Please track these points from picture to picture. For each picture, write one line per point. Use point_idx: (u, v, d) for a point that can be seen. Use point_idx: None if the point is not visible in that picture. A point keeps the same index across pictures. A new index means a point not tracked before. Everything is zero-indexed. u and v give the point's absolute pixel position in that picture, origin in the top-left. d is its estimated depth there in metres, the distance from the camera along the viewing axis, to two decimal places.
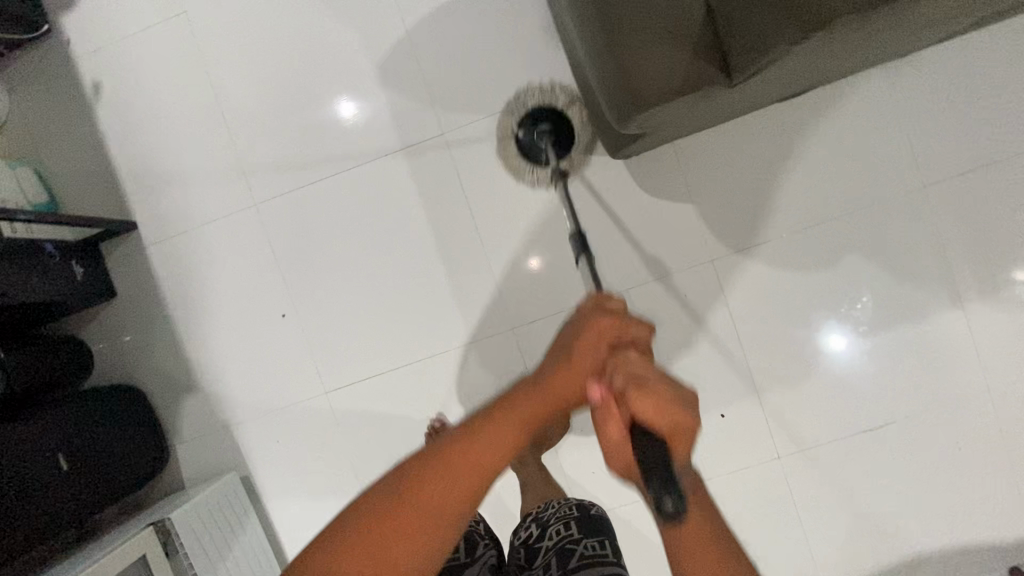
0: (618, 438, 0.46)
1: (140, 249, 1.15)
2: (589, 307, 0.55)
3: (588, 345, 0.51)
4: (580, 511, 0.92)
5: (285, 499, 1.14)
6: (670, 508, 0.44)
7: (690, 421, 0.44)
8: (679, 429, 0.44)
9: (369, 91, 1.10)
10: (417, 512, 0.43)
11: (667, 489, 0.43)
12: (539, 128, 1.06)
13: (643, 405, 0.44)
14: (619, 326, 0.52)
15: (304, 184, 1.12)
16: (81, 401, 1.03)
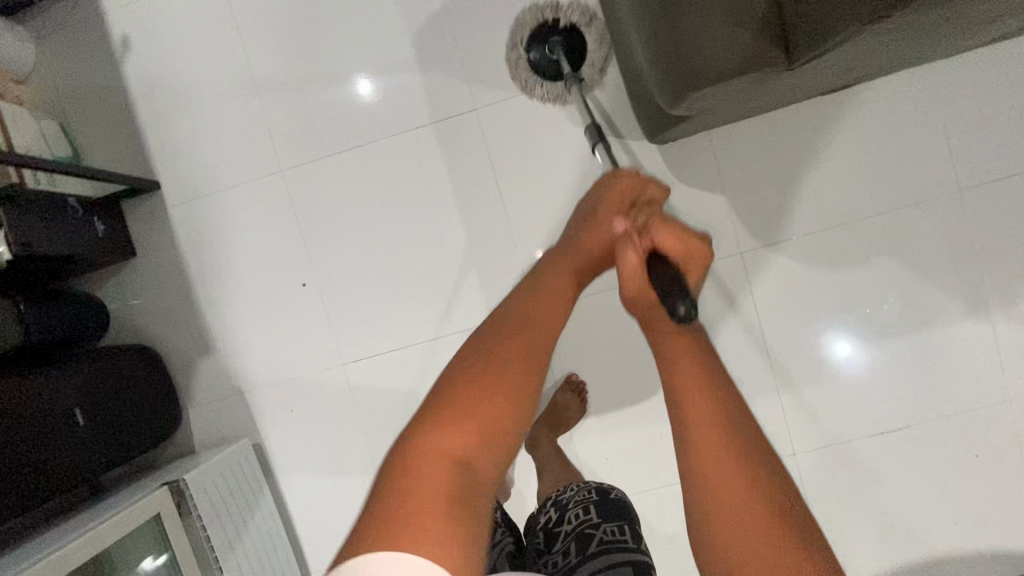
0: (636, 260, 0.58)
1: (161, 210, 1.14)
2: (610, 179, 0.71)
3: (612, 202, 0.67)
4: (598, 495, 0.92)
5: (297, 469, 1.14)
6: (682, 313, 0.52)
7: (701, 249, 0.61)
8: (689, 251, 0.61)
9: (403, 62, 1.08)
10: (493, 380, 0.43)
11: (682, 299, 0.53)
12: (551, 42, 1.03)
13: (661, 236, 0.60)
14: (636, 202, 0.66)
15: (332, 153, 1.11)
16: (97, 358, 1.02)
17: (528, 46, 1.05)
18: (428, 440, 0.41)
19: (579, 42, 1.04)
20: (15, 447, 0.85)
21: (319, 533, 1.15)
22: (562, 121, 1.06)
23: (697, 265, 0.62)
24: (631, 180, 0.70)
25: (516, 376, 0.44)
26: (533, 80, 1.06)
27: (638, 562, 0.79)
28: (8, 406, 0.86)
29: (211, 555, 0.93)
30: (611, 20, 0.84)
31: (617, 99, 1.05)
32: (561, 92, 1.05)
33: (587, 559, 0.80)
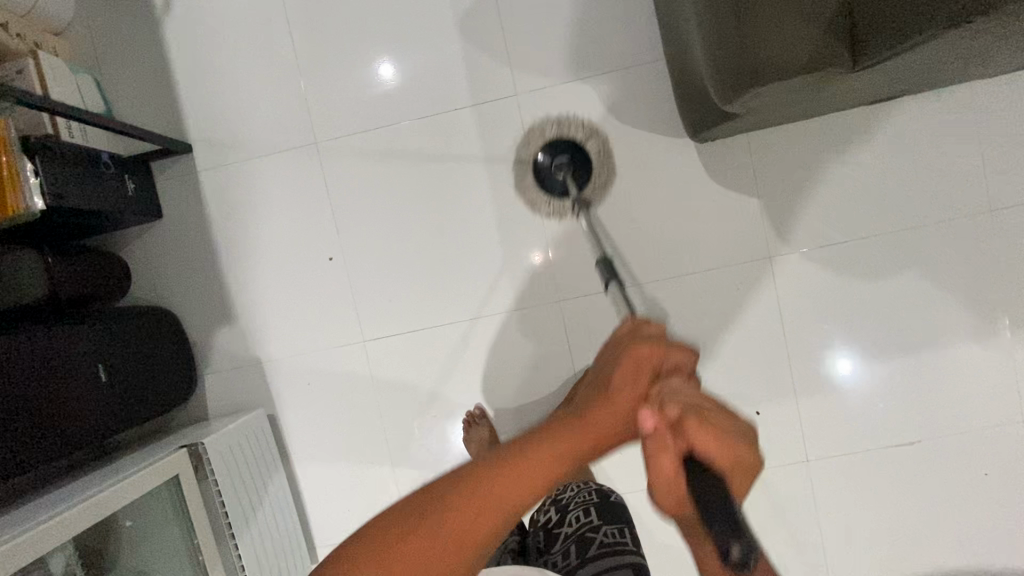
0: (673, 472, 0.43)
1: (193, 173, 1.13)
2: (626, 338, 0.52)
3: (624, 377, 0.47)
4: (599, 499, 0.94)
5: (311, 441, 1.14)
6: (736, 557, 0.40)
7: (749, 461, 0.44)
8: (732, 467, 0.43)
9: (448, 42, 1.08)
10: (480, 491, 0.40)
11: (736, 537, 0.41)
12: (557, 159, 1.06)
13: (703, 439, 0.43)
14: (658, 353, 0.49)
15: (369, 129, 1.10)
16: (118, 317, 1.02)
17: (535, 170, 1.07)
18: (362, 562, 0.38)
19: (584, 152, 1.07)
20: (35, 400, 0.84)
21: (328, 507, 1.15)
22: (603, 112, 1.06)
23: (741, 482, 0.45)
24: (647, 343, 0.50)
25: (471, 528, 0.39)
26: (540, 194, 1.08)
27: (637, 563, 0.80)
28: (36, 353, 0.86)
29: (225, 525, 0.93)
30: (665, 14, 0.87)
31: (658, 94, 1.05)
32: (603, 85, 1.05)
33: (586, 559, 0.81)
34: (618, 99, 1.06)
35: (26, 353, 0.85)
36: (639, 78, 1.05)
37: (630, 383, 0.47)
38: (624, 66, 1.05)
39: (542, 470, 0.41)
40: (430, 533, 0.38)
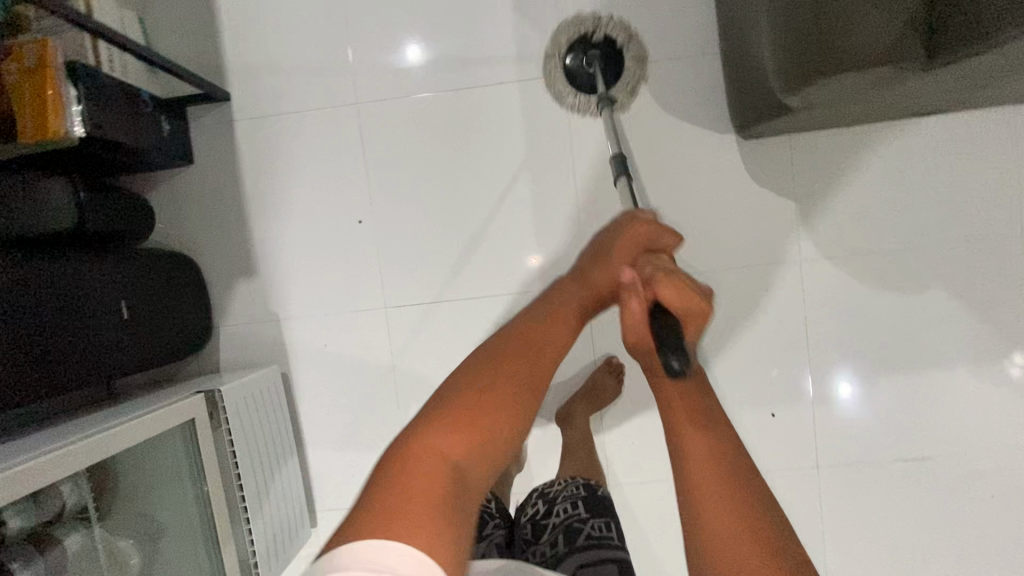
0: (639, 316, 0.54)
1: (228, 123, 1.11)
2: (625, 220, 0.66)
3: (623, 250, 0.62)
4: (588, 491, 0.86)
5: (323, 403, 1.13)
6: (677, 368, 0.49)
7: (704, 307, 0.54)
8: (689, 314, 0.54)
9: (500, 17, 1.07)
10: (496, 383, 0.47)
11: (677, 352, 0.50)
12: (588, 54, 1.05)
13: (666, 289, 0.54)
14: (647, 235, 0.63)
15: (412, 95, 1.10)
16: (140, 258, 0.99)
17: (566, 59, 1.06)
18: (423, 438, 0.44)
19: (616, 52, 1.05)
20: (53, 330, 0.83)
21: (332, 472, 1.14)
22: (648, 102, 1.06)
23: (696, 329, 0.55)
24: (643, 227, 0.64)
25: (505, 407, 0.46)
26: (565, 90, 1.07)
27: (623, 562, 0.70)
28: (60, 286, 0.85)
29: (234, 480, 0.90)
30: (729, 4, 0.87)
31: (705, 88, 1.05)
32: (652, 73, 1.05)
33: (571, 551, 0.72)
34: (664, 90, 1.06)
35: (48, 287, 0.83)
36: (688, 71, 1.05)
37: (620, 256, 0.61)
38: (674, 57, 1.05)
39: (552, 340, 0.52)
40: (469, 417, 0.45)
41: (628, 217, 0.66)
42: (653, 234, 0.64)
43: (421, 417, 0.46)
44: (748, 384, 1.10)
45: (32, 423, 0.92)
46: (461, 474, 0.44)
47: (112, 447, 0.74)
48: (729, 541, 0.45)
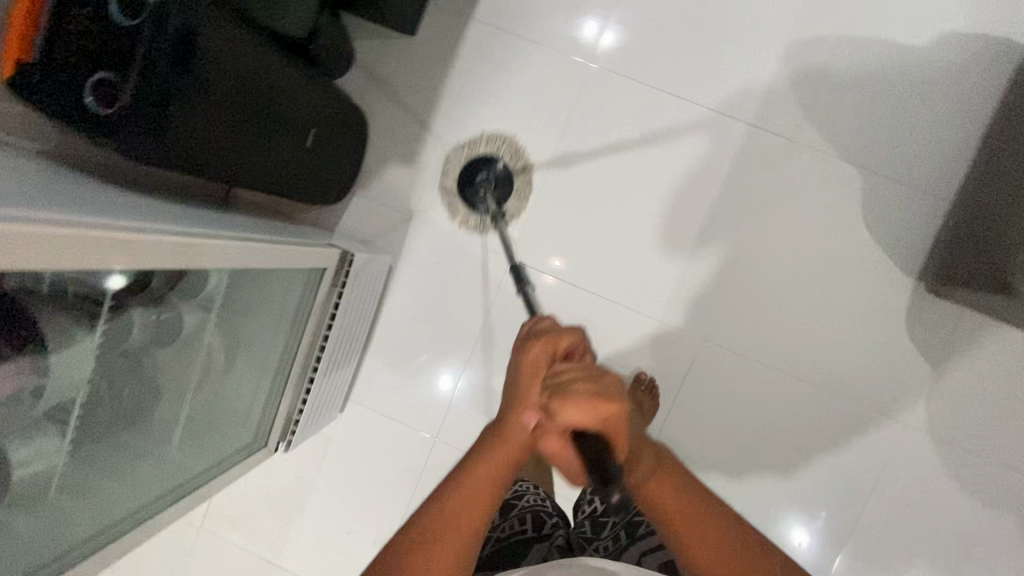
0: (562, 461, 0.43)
1: (466, 16, 1.10)
2: (520, 335, 0.53)
3: (527, 374, 0.48)
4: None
5: (410, 308, 1.15)
6: None
7: (617, 406, 0.42)
8: (610, 427, 0.42)
9: (763, 58, 1.06)
10: None
11: None
12: (479, 177, 1.10)
13: (574, 412, 0.41)
14: (549, 343, 0.49)
15: (642, 84, 1.09)
16: (332, 95, 0.98)
17: (461, 179, 1.11)
18: None
19: (507, 179, 1.11)
20: (258, 136, 0.82)
21: (384, 371, 1.17)
22: (850, 207, 1.05)
23: (625, 429, 0.43)
24: (538, 339, 0.49)
25: None
26: (457, 204, 1.12)
27: None
28: (283, 96, 0.84)
29: (321, 338, 0.90)
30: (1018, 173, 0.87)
31: (907, 224, 1.04)
32: (868, 185, 1.05)
33: (634, 544, 0.70)
34: (871, 205, 1.05)
35: (277, 92, 0.82)
36: (900, 200, 1.05)
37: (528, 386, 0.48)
38: (894, 182, 1.05)
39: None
40: None
41: (525, 328, 0.54)
42: (554, 338, 0.49)
43: None
44: (795, 504, 1.09)
45: (162, 196, 0.88)
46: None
47: (256, 260, 0.73)
48: None
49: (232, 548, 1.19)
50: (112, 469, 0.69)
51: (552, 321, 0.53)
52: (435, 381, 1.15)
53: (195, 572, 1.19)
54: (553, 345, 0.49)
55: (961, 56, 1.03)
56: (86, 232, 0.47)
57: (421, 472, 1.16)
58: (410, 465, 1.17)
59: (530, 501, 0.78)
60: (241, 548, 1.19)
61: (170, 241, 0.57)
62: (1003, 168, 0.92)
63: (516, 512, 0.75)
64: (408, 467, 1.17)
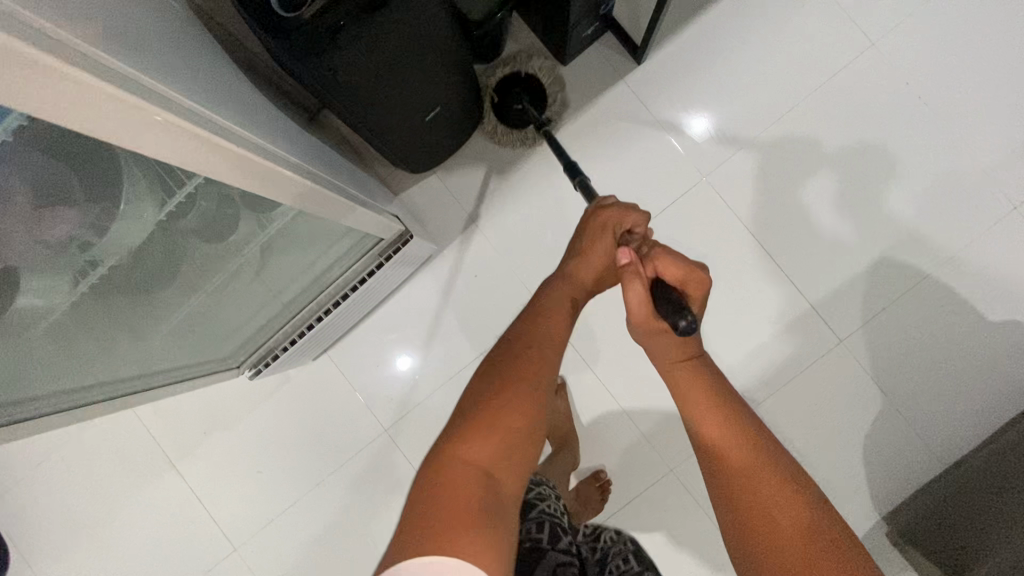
0: (643, 292, 0.61)
1: (617, 74, 1.12)
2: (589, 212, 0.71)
3: (603, 243, 0.68)
4: (636, 548, 0.90)
5: (428, 298, 1.15)
6: (685, 330, 0.56)
7: (697, 269, 0.62)
8: (685, 283, 0.63)
9: (852, 254, 1.09)
10: (501, 413, 0.52)
11: (683, 315, 0.57)
12: (514, 91, 1.08)
13: (664, 264, 0.63)
14: (615, 218, 0.67)
15: (738, 218, 1.10)
16: (469, 87, 0.98)
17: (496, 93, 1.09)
18: (450, 455, 0.49)
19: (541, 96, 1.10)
20: (390, 91, 0.81)
21: (374, 343, 1.15)
22: (856, 422, 1.08)
23: (693, 283, 0.63)
24: (606, 210, 0.68)
25: (513, 438, 0.52)
26: (490, 117, 1.11)
27: None
28: (432, 67, 0.84)
29: (344, 292, 0.93)
30: (1004, 487, 0.91)
31: (897, 464, 1.07)
32: (880, 412, 1.08)
33: None
34: (874, 430, 1.08)
35: (429, 62, 0.82)
36: (903, 441, 1.07)
37: (604, 249, 0.67)
38: (906, 421, 1.07)
39: (535, 386, 0.56)
40: (484, 440, 0.51)
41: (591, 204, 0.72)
42: (618, 213, 0.67)
43: (438, 445, 0.51)
44: None
45: (264, 88, 0.85)
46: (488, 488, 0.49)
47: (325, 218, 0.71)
48: (743, 463, 0.54)
49: (141, 432, 1.15)
50: (100, 332, 0.66)
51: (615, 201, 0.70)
52: (401, 379, 1.15)
53: (96, 432, 1.15)
54: (614, 217, 0.67)
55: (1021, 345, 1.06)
56: (240, 149, 0.48)
57: (356, 448, 1.15)
58: (350, 442, 1.15)
59: (549, 508, 0.82)
60: (150, 436, 1.15)
61: (286, 175, 0.56)
62: (1003, 464, 0.95)
63: (535, 516, 0.79)
64: (347, 443, 1.15)
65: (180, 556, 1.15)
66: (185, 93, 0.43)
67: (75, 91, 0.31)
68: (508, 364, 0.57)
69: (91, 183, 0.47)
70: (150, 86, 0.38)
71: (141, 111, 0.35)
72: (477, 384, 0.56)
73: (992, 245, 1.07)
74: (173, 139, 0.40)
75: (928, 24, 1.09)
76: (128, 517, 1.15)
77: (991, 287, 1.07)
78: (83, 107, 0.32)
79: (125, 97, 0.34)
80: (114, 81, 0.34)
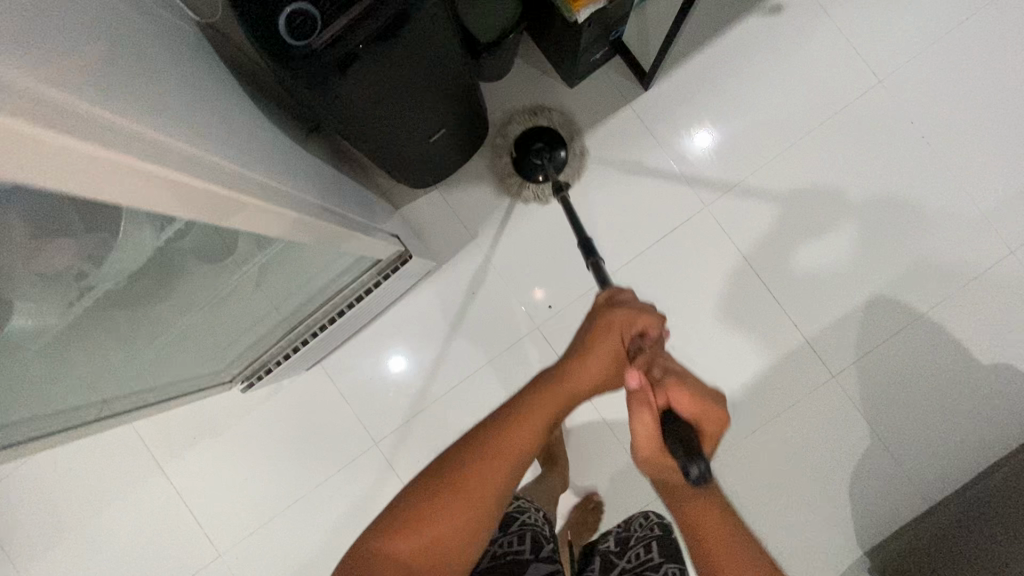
0: (650, 422, 0.57)
1: (624, 100, 1.11)
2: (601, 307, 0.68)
3: (610, 347, 0.63)
4: (664, 532, 0.86)
5: (423, 313, 1.15)
6: (694, 477, 0.54)
7: (715, 410, 0.57)
8: (701, 420, 0.57)
9: (849, 291, 1.09)
10: (445, 509, 0.52)
11: (695, 462, 0.54)
12: (534, 143, 1.07)
13: (677, 396, 0.57)
14: (629, 321, 0.64)
15: (737, 249, 1.11)
16: (475, 109, 0.97)
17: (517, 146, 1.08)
18: (380, 543, 0.50)
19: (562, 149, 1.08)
20: (396, 114, 0.81)
21: (368, 356, 1.15)
22: (843, 457, 1.09)
23: (710, 423, 0.57)
24: (620, 311, 0.64)
25: (454, 535, 0.52)
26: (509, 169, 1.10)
27: None
28: (438, 91, 0.83)
29: (342, 308, 0.95)
30: (1001, 535, 0.91)
31: (881, 501, 1.08)
32: (868, 449, 1.08)
33: None
34: (860, 467, 1.08)
35: (435, 87, 0.82)
36: (888, 479, 1.08)
37: (611, 354, 0.63)
38: (892, 459, 1.08)
39: (491, 483, 0.54)
40: (418, 536, 0.51)
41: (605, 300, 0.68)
42: (633, 317, 0.64)
43: (377, 524, 0.52)
44: None
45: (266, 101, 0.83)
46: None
47: (324, 245, 0.72)
48: None
49: (129, 436, 1.14)
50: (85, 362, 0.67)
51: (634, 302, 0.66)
52: (392, 394, 1.15)
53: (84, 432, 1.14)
54: (629, 321, 0.64)
55: (1010, 388, 1.07)
56: (251, 192, 0.48)
57: (343, 460, 1.14)
58: (338, 454, 1.14)
59: (529, 521, 0.84)
60: (139, 440, 1.14)
61: (286, 214, 0.56)
62: (1000, 512, 0.95)
63: (517, 530, 0.80)
64: (337, 455, 1.14)
65: (161, 559, 1.15)
66: (199, 140, 0.42)
67: (102, 167, 0.30)
68: (469, 455, 0.55)
69: (91, 222, 0.45)
70: (171, 143, 0.37)
71: (155, 178, 0.35)
72: (435, 468, 0.55)
73: (987, 290, 1.08)
74: (185, 197, 0.39)
75: (935, 65, 1.10)
76: (111, 518, 1.15)
77: (983, 331, 1.08)
78: (104, 181, 0.31)
79: (149, 164, 0.34)
80: (139, 148, 0.33)
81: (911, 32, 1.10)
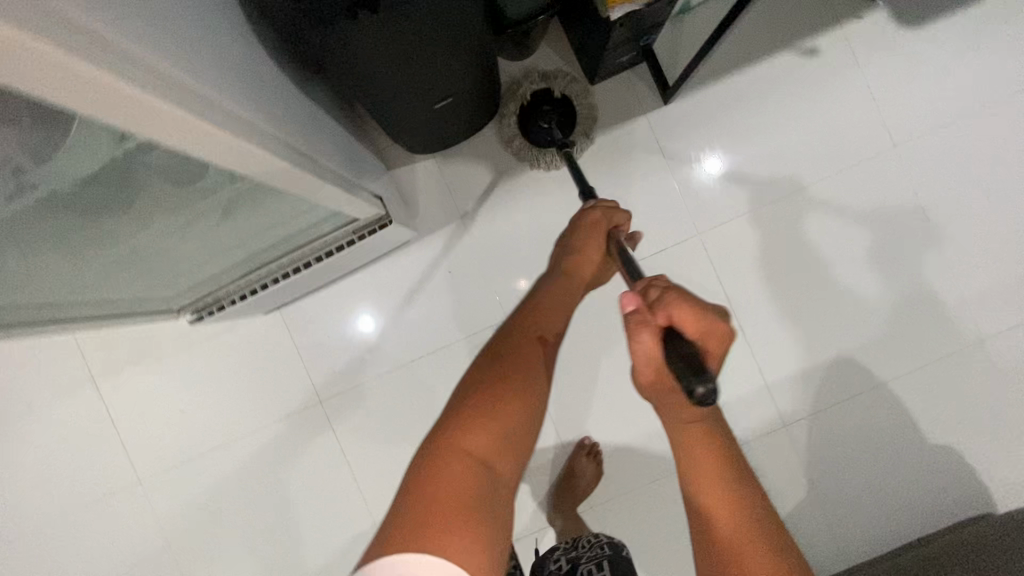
0: (653, 345, 0.54)
1: (641, 108, 1.09)
2: (578, 215, 0.80)
3: (593, 242, 0.76)
4: (614, 553, 0.83)
5: (397, 280, 1.12)
6: (705, 399, 0.48)
7: (723, 327, 0.54)
8: (708, 334, 0.54)
9: (819, 343, 1.09)
10: (496, 404, 0.51)
11: (706, 381, 0.48)
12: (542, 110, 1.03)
13: (679, 312, 0.54)
14: (604, 218, 0.78)
15: (720, 282, 1.09)
16: (486, 85, 0.94)
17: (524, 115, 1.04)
18: (441, 444, 0.48)
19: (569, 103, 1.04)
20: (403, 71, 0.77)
21: (330, 312, 1.12)
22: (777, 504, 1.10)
23: (715, 335, 0.54)
24: (599, 212, 0.78)
25: (512, 426, 0.51)
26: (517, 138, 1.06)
27: None
28: (453, 60, 0.80)
29: (310, 259, 0.94)
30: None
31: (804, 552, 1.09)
32: (803, 501, 1.09)
33: None
34: (792, 516, 1.09)
35: (451, 54, 0.78)
36: (816, 532, 1.09)
37: (595, 247, 0.76)
38: (824, 515, 1.09)
39: (530, 375, 0.56)
40: (473, 432, 0.49)
41: (583, 209, 0.80)
42: (610, 214, 0.79)
43: (434, 433, 0.49)
44: None
45: None
46: (486, 480, 0.47)
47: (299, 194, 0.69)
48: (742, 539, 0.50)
49: (68, 341, 1.10)
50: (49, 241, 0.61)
51: (609, 206, 0.80)
52: (349, 354, 1.12)
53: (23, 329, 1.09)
54: (607, 219, 0.78)
55: (950, 471, 1.09)
56: (215, 122, 0.45)
57: (286, 410, 1.12)
58: (282, 403, 1.12)
59: None
60: (78, 348, 1.10)
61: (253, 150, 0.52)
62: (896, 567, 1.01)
63: None
64: (279, 404, 1.12)
65: (79, 472, 1.11)
66: (177, 59, 0.41)
67: (18, 57, 0.28)
68: (505, 360, 0.56)
69: (39, 122, 0.41)
70: (130, 50, 0.35)
71: (92, 82, 0.32)
72: (471, 377, 0.55)
73: (950, 372, 1.09)
74: (131, 107, 0.37)
75: (951, 142, 1.09)
76: (35, 421, 1.10)
77: (937, 411, 1.09)
78: (27, 71, 0.29)
79: (104, 77, 0.33)
80: (86, 54, 0.31)
81: (936, 104, 1.09)
